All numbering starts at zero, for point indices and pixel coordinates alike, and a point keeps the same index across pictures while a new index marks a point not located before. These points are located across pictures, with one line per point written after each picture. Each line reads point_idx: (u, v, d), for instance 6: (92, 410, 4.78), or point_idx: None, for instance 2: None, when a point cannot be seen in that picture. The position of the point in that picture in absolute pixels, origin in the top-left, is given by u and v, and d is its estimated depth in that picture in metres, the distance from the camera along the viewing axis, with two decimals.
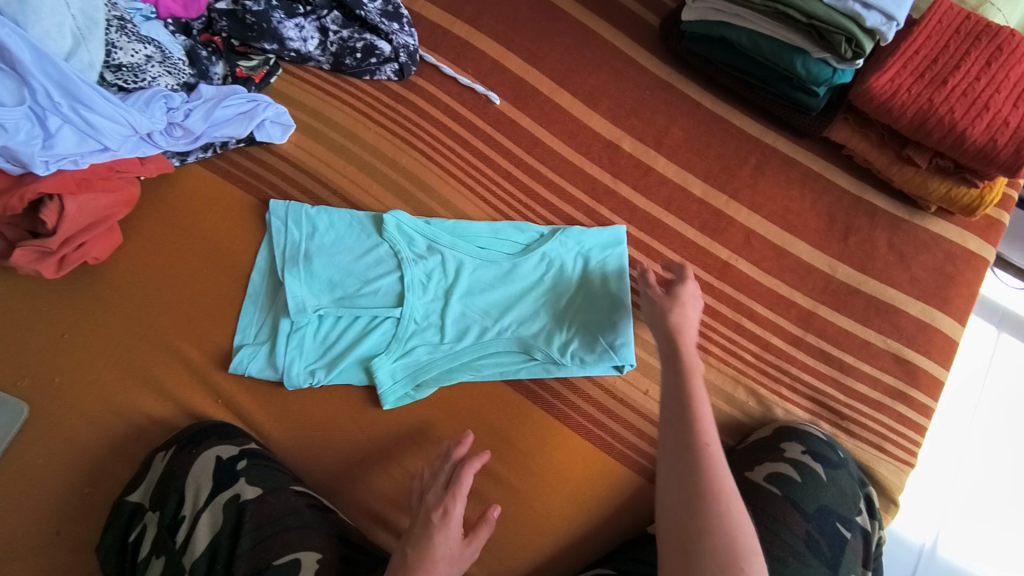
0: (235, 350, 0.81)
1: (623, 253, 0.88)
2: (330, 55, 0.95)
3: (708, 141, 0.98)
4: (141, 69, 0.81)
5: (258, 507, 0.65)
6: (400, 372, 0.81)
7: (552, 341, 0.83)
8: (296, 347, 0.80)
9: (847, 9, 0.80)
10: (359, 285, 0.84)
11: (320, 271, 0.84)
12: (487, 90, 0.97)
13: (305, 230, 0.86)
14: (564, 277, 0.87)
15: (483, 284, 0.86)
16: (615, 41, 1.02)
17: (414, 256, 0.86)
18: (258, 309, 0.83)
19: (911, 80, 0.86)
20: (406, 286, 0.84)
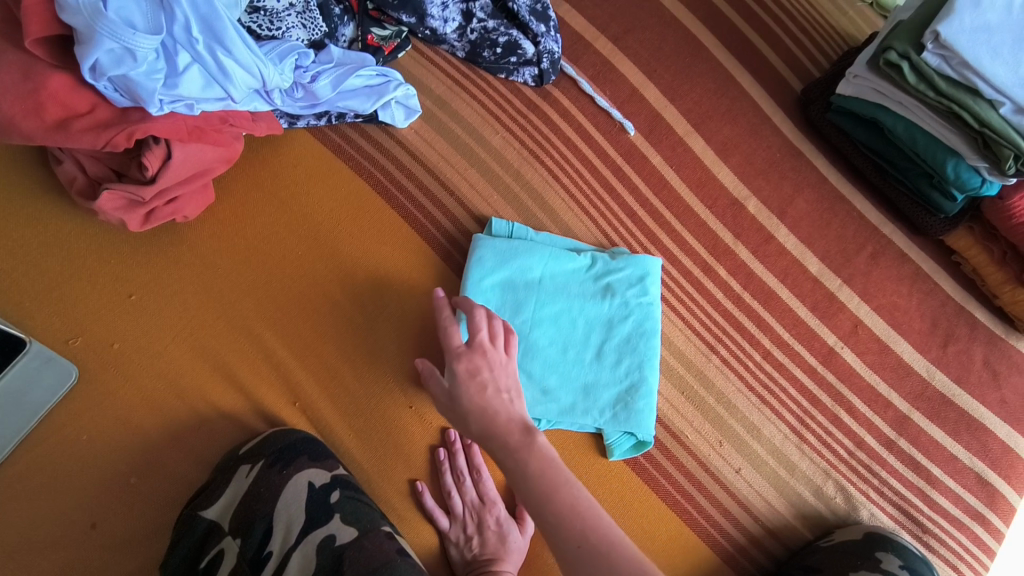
0: (446, 382, 0.73)
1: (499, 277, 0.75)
2: (467, 43, 0.88)
3: (830, 219, 0.95)
4: (279, 17, 0.73)
5: (355, 555, 0.58)
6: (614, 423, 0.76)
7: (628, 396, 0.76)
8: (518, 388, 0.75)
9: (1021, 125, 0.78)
10: (561, 322, 0.78)
11: (531, 307, 0.77)
12: (623, 118, 0.91)
13: (507, 259, 0.78)
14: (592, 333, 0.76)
15: (612, 320, 0.79)
16: (755, 94, 0.98)
17: (581, 292, 0.79)
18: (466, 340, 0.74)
19: None
20: (596, 327, 0.78)
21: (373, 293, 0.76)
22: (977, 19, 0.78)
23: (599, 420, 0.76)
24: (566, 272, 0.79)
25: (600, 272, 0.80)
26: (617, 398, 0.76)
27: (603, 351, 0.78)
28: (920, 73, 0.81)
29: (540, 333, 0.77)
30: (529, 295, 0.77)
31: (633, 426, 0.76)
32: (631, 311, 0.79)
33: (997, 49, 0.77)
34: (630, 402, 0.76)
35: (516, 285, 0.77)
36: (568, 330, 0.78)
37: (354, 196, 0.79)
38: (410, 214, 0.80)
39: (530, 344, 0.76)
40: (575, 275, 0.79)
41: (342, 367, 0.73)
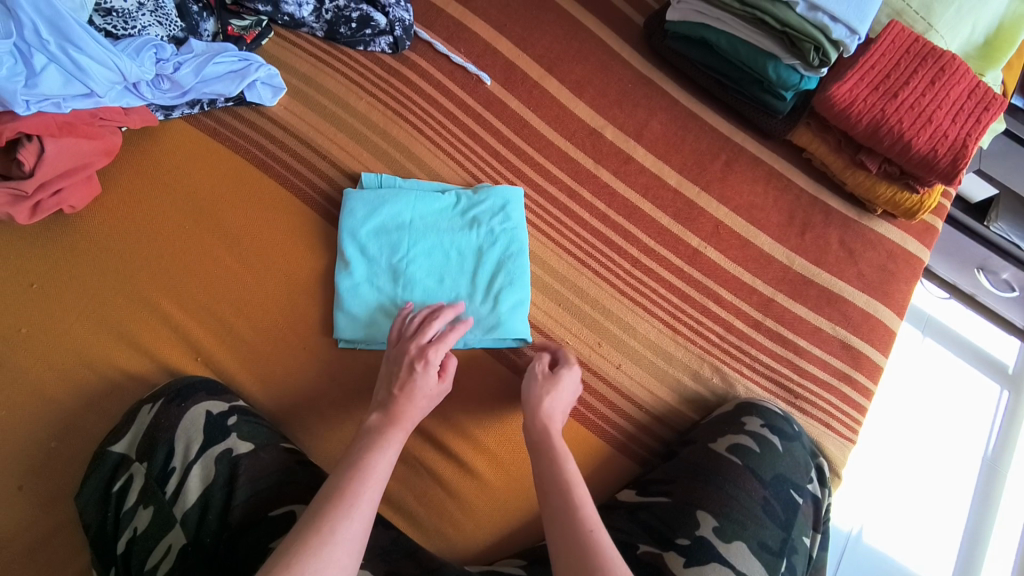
0: (337, 318, 0.81)
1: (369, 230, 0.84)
2: (324, 23, 0.96)
3: (684, 136, 1.04)
4: (131, 17, 0.80)
5: (251, 461, 0.71)
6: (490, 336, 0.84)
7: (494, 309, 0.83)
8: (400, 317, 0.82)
9: (815, 20, 0.88)
10: (433, 255, 0.86)
11: (404, 246, 0.85)
12: (479, 70, 1.00)
13: (377, 204, 0.85)
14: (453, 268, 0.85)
15: (479, 245, 0.87)
16: (601, 35, 1.07)
17: (448, 225, 0.87)
18: (349, 281, 0.82)
19: (867, 91, 0.95)
20: (466, 255, 0.86)
21: (258, 252, 0.84)
22: None
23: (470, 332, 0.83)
24: (434, 211, 0.87)
25: (464, 205, 0.88)
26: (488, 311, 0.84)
27: (474, 274, 0.85)
28: None
29: (414, 266, 0.84)
30: (401, 235, 0.85)
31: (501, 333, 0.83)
32: (496, 236, 0.87)
33: None
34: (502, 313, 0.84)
35: (389, 229, 0.85)
36: (442, 261, 0.85)
37: (233, 169, 0.87)
38: (287, 180, 0.88)
39: (406, 275, 0.84)
40: (444, 213, 0.87)
41: (237, 321, 0.80)
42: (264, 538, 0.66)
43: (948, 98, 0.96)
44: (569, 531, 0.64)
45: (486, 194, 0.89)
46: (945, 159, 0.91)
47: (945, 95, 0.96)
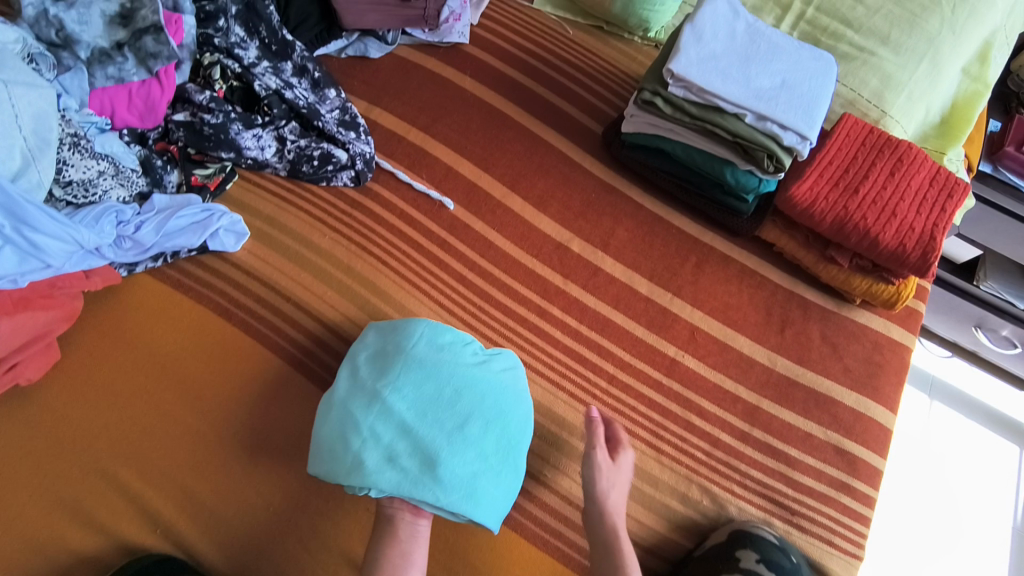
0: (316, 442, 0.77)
1: (379, 355, 0.82)
2: (287, 162, 0.99)
3: (651, 241, 1.04)
4: (92, 184, 0.82)
5: None
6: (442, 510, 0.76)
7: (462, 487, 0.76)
8: (373, 452, 0.75)
9: (766, 129, 0.90)
10: (432, 399, 0.80)
11: (412, 385, 0.80)
12: (441, 195, 1.01)
13: (389, 335, 0.84)
14: (448, 421, 0.79)
15: (475, 398, 0.80)
16: (563, 147, 1.10)
17: (453, 364, 0.82)
18: (341, 413, 0.78)
19: (826, 186, 0.96)
20: (463, 410, 0.80)
21: (219, 406, 0.81)
22: (702, 51, 0.91)
23: (442, 502, 0.74)
24: (438, 346, 0.83)
25: (474, 354, 0.85)
26: (462, 480, 0.76)
27: (472, 437, 0.79)
28: (673, 103, 0.93)
29: (414, 411, 0.79)
30: (398, 360, 0.81)
31: (467, 507, 0.75)
32: (497, 392, 0.82)
33: (725, 73, 0.90)
34: (485, 489, 0.76)
35: (388, 352, 0.82)
36: (431, 398, 0.80)
37: (196, 321, 0.86)
38: (251, 326, 0.87)
39: (391, 408, 0.78)
40: (452, 351, 0.83)
41: (198, 485, 0.77)
42: None
43: (909, 189, 0.96)
44: None
45: (500, 352, 0.87)
46: (914, 254, 0.90)
47: (906, 186, 0.97)
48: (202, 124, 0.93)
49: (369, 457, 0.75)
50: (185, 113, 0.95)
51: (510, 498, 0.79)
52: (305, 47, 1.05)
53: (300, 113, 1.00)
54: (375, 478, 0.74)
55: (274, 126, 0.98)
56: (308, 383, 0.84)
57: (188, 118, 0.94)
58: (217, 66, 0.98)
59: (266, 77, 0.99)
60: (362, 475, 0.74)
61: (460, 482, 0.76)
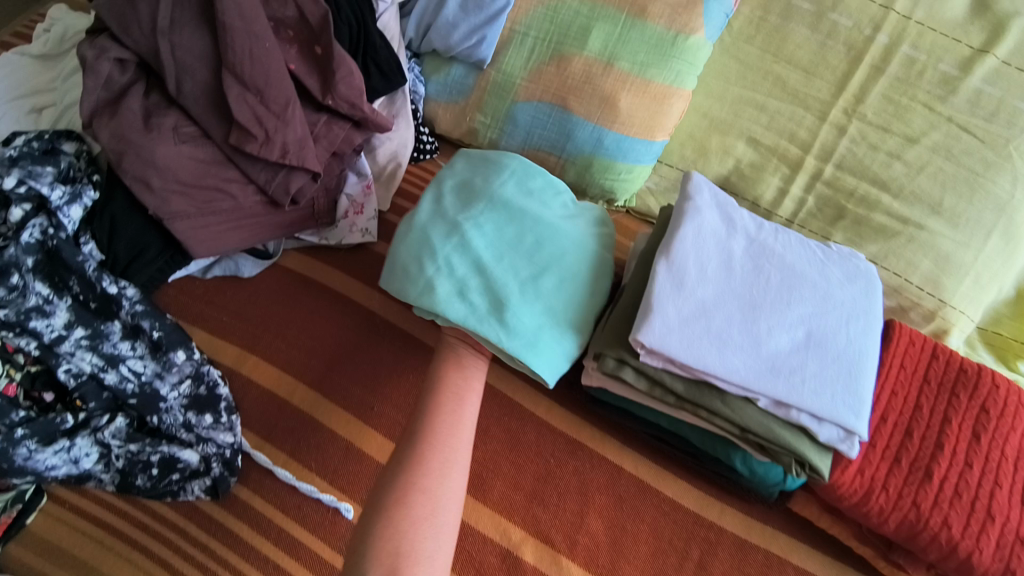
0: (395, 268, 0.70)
1: (468, 182, 0.75)
2: (115, 472, 0.71)
3: (638, 530, 0.73)
4: None
5: None
6: (516, 320, 0.67)
7: (538, 293, 0.69)
8: (452, 262, 0.68)
9: (790, 419, 0.60)
10: (523, 195, 0.74)
11: (511, 192, 0.73)
12: (339, 499, 0.71)
13: (484, 179, 0.74)
14: (510, 202, 0.73)
15: (554, 237, 0.72)
16: (508, 390, 0.81)
17: (539, 208, 0.74)
18: (433, 205, 0.73)
19: (883, 467, 0.67)
20: (543, 203, 0.74)
21: None
22: (685, 304, 0.61)
23: (519, 278, 0.69)
24: (527, 186, 0.75)
25: (562, 207, 0.76)
26: (530, 329, 0.67)
27: (552, 255, 0.71)
28: (650, 376, 0.63)
29: (495, 198, 0.72)
30: (482, 196, 0.72)
31: (529, 361, 0.66)
32: (577, 261, 0.72)
33: (723, 339, 0.61)
34: (547, 341, 0.67)
35: (474, 184, 0.74)
36: (509, 234, 0.71)
37: None
38: None
39: (470, 242, 0.69)
40: (539, 198, 0.75)
41: None
42: None
43: (1004, 462, 0.67)
44: None
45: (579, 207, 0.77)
46: None
47: (998, 456, 0.68)
48: None
49: (439, 287, 0.67)
50: None
51: (568, 361, 0.69)
52: (138, 292, 0.75)
53: (128, 402, 0.73)
54: (444, 306, 0.67)
55: (90, 428, 0.71)
56: None
57: None
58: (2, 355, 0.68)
59: (77, 357, 0.71)
60: (425, 295, 0.68)
61: (533, 291, 0.69)
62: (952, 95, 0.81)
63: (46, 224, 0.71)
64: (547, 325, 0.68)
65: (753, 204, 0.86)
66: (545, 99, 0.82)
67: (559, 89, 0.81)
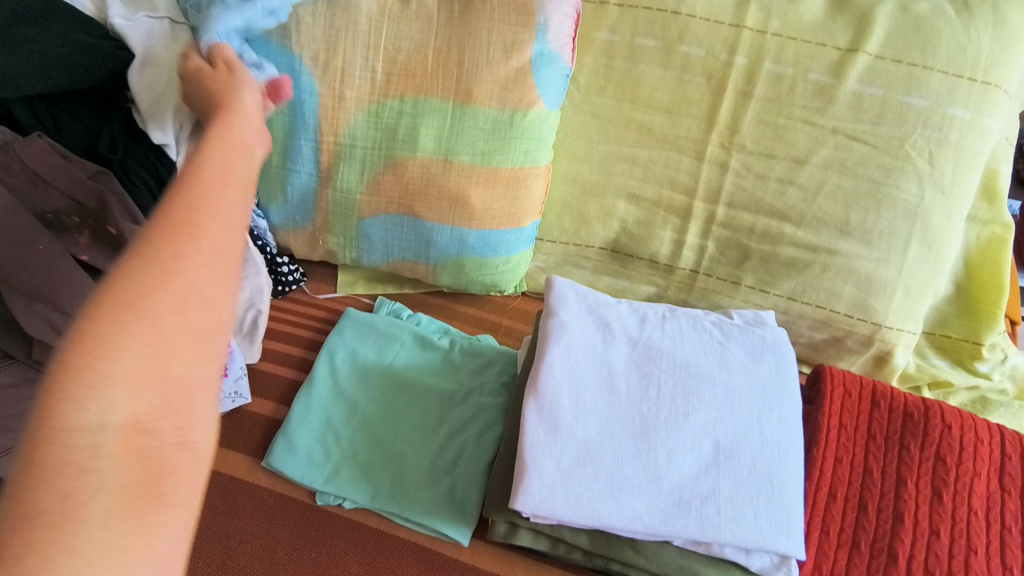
0: (288, 453, 0.72)
1: (363, 341, 0.80)
2: None
3: None
4: None
5: None
6: (419, 482, 0.70)
7: (434, 447, 0.72)
8: (347, 438, 0.74)
9: (714, 554, 0.52)
10: (410, 346, 0.80)
11: (401, 335, 0.81)
12: None
13: (372, 340, 0.80)
14: (410, 352, 0.80)
15: (440, 385, 0.77)
16: (423, 539, 0.68)
17: (428, 354, 0.79)
18: (326, 379, 0.77)
19: (842, 557, 0.58)
20: (429, 349, 0.80)
21: None
22: (565, 449, 0.53)
23: (415, 436, 0.73)
24: (420, 340, 0.80)
25: (443, 243, 0.76)
26: (434, 488, 0.70)
27: (445, 397, 0.76)
28: (548, 534, 0.54)
29: (382, 359, 0.79)
30: (375, 368, 0.78)
31: (438, 522, 0.68)
32: (468, 394, 0.76)
33: (617, 481, 0.52)
34: (460, 496, 0.69)
35: (367, 355, 0.79)
36: (399, 391, 0.76)
37: None
38: None
39: (363, 412, 0.75)
40: (431, 351, 0.80)
41: None
42: None
43: (976, 518, 0.58)
44: None
45: (471, 235, 0.75)
46: None
47: (968, 512, 0.59)
48: None
49: (344, 469, 0.71)
50: None
51: (479, 506, 0.70)
52: None
53: None
54: (350, 488, 0.70)
55: None
56: None
57: None
58: None
59: None
60: (329, 482, 0.70)
61: (426, 446, 0.73)
62: (830, 105, 0.73)
63: None
64: (452, 479, 0.70)
65: (651, 261, 0.80)
66: (392, 211, 0.75)
67: (402, 197, 0.74)
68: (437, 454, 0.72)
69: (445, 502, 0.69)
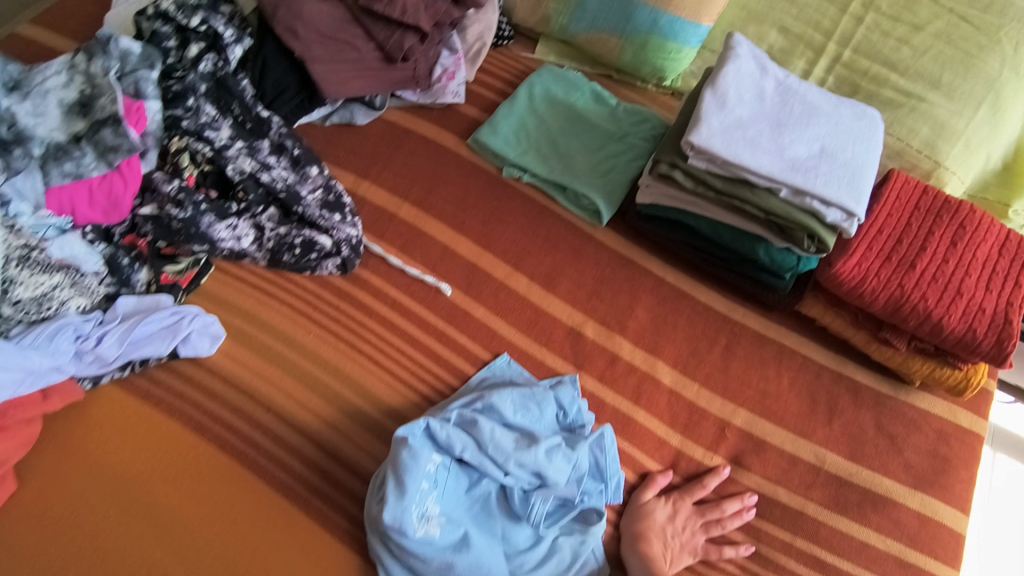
0: (494, 134, 1.01)
1: (554, 83, 1.06)
2: (267, 251, 0.90)
3: (676, 320, 0.94)
4: (48, 297, 0.75)
5: None
6: (584, 175, 0.98)
7: (596, 160, 1.00)
8: (533, 138, 1.01)
9: (805, 205, 0.79)
10: (587, 96, 1.06)
11: (583, 87, 1.06)
12: (439, 280, 0.92)
13: (562, 84, 1.06)
14: (587, 101, 1.05)
15: (607, 125, 1.02)
16: (572, 215, 0.99)
17: (600, 105, 1.05)
18: (524, 100, 1.04)
19: (876, 260, 0.85)
20: (602, 102, 1.05)
21: (192, 539, 0.74)
22: (726, 118, 0.80)
23: (585, 150, 1.00)
24: (596, 95, 1.06)
25: (639, 20, 1.02)
26: (592, 181, 0.98)
27: (609, 133, 1.02)
28: (695, 176, 0.82)
29: (567, 98, 1.05)
30: (561, 102, 1.04)
31: (595, 196, 0.96)
32: (626, 136, 1.02)
33: (755, 144, 0.79)
34: (610, 190, 0.97)
35: (556, 92, 1.05)
36: (577, 122, 1.03)
37: (169, 437, 0.79)
38: (227, 441, 0.80)
39: (548, 126, 1.02)
40: (602, 103, 1.05)
41: None
42: None
43: (975, 261, 0.84)
44: None
45: (662, 18, 1.01)
46: (988, 340, 0.79)
47: (971, 257, 0.84)
48: (170, 218, 0.85)
49: (530, 153, 1.00)
50: (153, 205, 0.86)
51: (621, 201, 0.98)
52: (281, 119, 0.94)
53: (278, 197, 0.90)
54: (534, 165, 0.99)
55: (250, 214, 0.89)
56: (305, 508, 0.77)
57: (156, 211, 0.86)
58: (185, 151, 0.88)
59: (240, 160, 0.89)
60: (518, 157, 0.99)
61: (592, 158, 1.00)
62: None
63: (216, 58, 0.91)
64: (607, 180, 0.98)
65: None
66: None
67: None
68: (597, 164, 0.99)
69: (600, 190, 0.97)
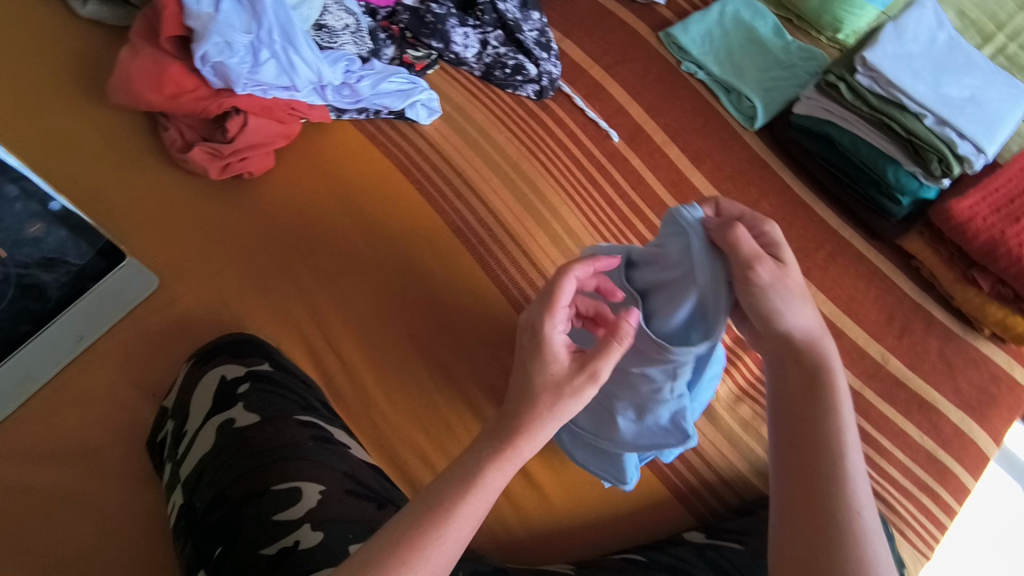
0: (683, 33, 1.18)
1: (744, 8, 1.21)
2: (483, 65, 1.11)
3: (793, 220, 1.08)
4: (336, 34, 0.98)
5: (258, 433, 0.70)
6: (750, 85, 1.14)
7: (761, 77, 1.16)
8: (714, 46, 1.18)
9: (943, 134, 0.94)
10: (769, 26, 1.20)
11: (768, 17, 1.20)
12: (609, 128, 1.10)
13: (751, 12, 1.21)
14: (768, 29, 1.19)
15: (779, 52, 1.17)
16: (729, 115, 1.15)
17: (778, 36, 1.19)
18: (714, 13, 1.20)
19: (988, 208, 0.98)
20: (779, 34, 1.19)
21: (387, 242, 0.95)
22: (899, 49, 0.97)
23: (754, 67, 1.17)
24: (776, 28, 1.19)
25: None
26: (755, 91, 1.14)
27: (779, 59, 1.17)
28: (857, 90, 0.98)
29: (752, 22, 1.20)
30: (744, 25, 1.20)
31: (755, 100, 1.12)
32: (794, 65, 1.16)
33: (915, 74, 0.95)
34: (767, 102, 1.13)
35: (744, 16, 1.21)
36: (753, 44, 1.18)
37: (381, 170, 1.00)
38: (424, 186, 1.00)
39: (729, 40, 1.19)
40: (780, 35, 1.19)
41: (354, 294, 0.91)
42: (264, 510, 0.63)
43: None
44: (814, 518, 0.55)
45: None
46: None
47: None
48: (427, 12, 1.05)
49: (709, 56, 1.17)
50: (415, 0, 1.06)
51: (775, 114, 1.13)
52: None
53: (505, 25, 1.10)
54: (708, 65, 1.17)
55: (481, 31, 1.10)
56: (471, 250, 0.96)
57: (416, 4, 1.06)
58: None
59: None
60: (699, 55, 1.17)
61: (758, 74, 1.16)
62: None
63: None
64: (767, 93, 1.14)
65: None
66: None
67: None
68: (761, 80, 1.15)
69: (758, 98, 1.13)
